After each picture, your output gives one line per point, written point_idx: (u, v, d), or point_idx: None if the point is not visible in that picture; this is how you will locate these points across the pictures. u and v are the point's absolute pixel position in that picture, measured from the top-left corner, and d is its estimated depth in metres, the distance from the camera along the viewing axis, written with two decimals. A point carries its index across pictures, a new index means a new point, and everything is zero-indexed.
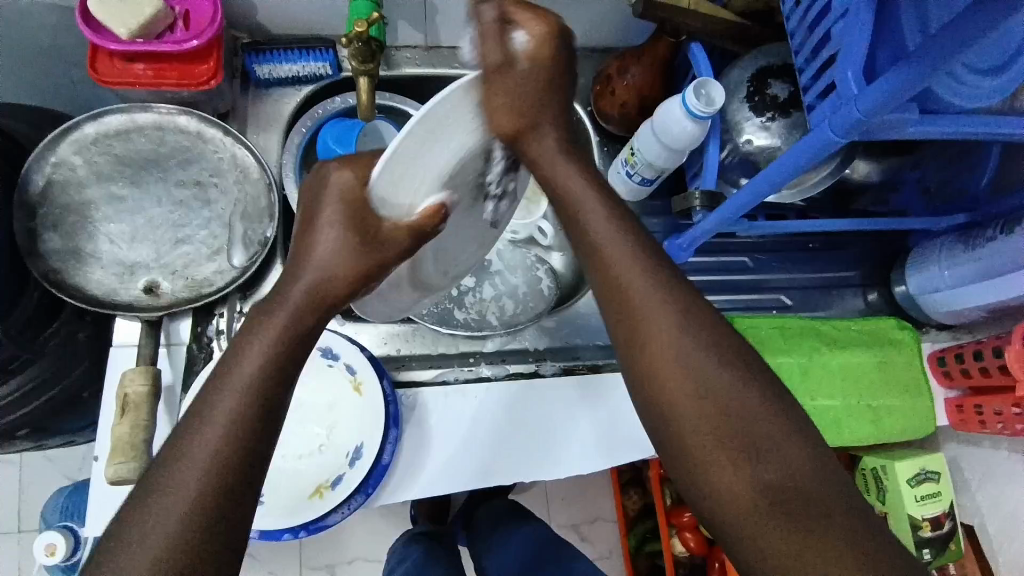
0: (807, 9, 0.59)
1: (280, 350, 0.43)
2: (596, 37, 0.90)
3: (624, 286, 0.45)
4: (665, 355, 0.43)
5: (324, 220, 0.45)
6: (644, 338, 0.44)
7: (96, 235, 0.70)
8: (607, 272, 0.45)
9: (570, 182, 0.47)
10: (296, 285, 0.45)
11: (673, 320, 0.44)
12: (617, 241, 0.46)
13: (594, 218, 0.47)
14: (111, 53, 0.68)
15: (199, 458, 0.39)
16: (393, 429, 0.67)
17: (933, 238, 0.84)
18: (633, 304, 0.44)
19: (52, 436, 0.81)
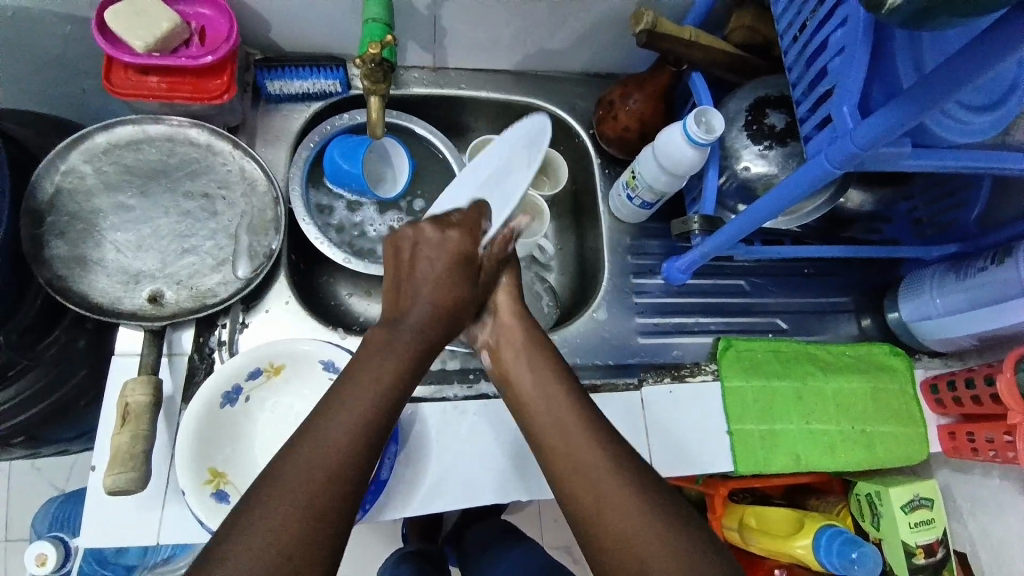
0: (804, 45, 0.62)
1: (396, 374, 0.55)
2: (598, 63, 0.92)
3: (573, 456, 0.53)
4: (607, 485, 0.51)
5: (428, 265, 0.61)
6: (592, 492, 0.51)
7: (103, 243, 0.70)
8: (560, 443, 0.55)
9: (525, 366, 0.61)
10: (412, 325, 0.59)
11: (607, 457, 0.52)
12: (567, 412, 0.57)
13: (550, 392, 0.58)
14: (126, 66, 0.70)
15: (315, 460, 0.48)
16: (391, 444, 0.68)
17: (924, 266, 0.86)
18: (577, 450, 0.53)
19: (45, 445, 0.81)
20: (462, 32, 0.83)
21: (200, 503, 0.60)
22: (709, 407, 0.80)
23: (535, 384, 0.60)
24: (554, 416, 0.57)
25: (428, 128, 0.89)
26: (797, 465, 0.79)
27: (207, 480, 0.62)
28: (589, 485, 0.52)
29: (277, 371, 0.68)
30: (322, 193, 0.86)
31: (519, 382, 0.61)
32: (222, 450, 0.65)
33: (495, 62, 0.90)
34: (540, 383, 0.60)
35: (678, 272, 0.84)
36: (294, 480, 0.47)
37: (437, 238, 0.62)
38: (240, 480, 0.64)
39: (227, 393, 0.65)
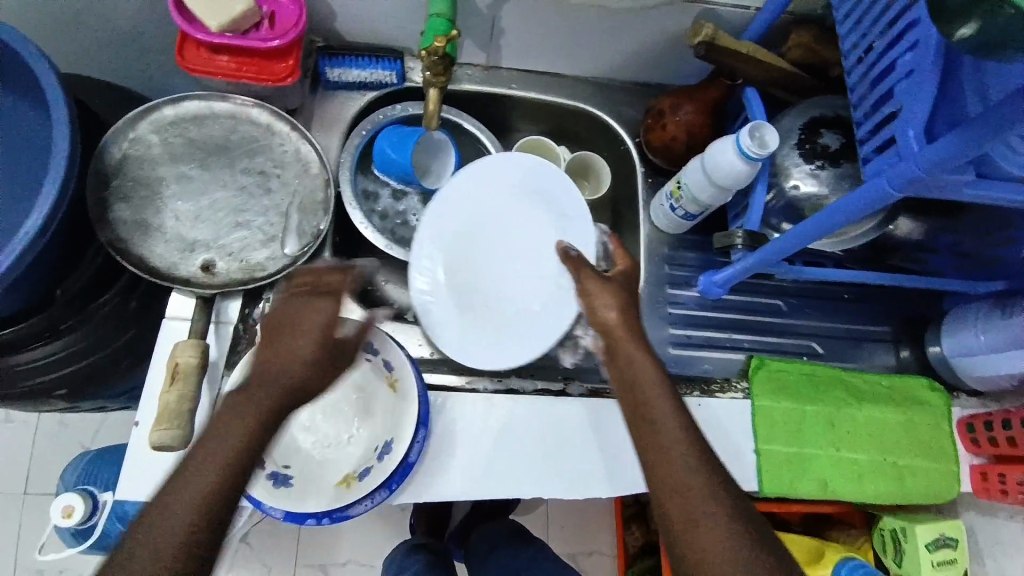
0: (869, 67, 0.61)
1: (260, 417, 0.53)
2: (650, 73, 0.93)
3: (666, 468, 0.53)
4: (702, 511, 0.50)
5: (302, 325, 0.58)
6: (686, 509, 0.51)
7: (163, 210, 0.73)
8: (656, 452, 0.54)
9: (638, 366, 0.58)
10: (274, 372, 0.55)
11: (705, 483, 0.52)
12: (670, 425, 0.55)
13: (660, 400, 0.56)
14: (199, 44, 0.72)
15: (189, 499, 0.49)
16: (421, 429, 0.68)
17: (969, 302, 0.84)
18: (677, 467, 0.52)
19: (85, 400, 0.84)
20: (518, 33, 0.84)
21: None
22: (737, 424, 0.80)
23: (635, 387, 0.57)
24: (653, 424, 0.55)
25: (477, 125, 0.90)
26: (824, 492, 0.78)
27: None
28: (681, 497, 0.51)
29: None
30: (370, 179, 0.88)
31: (629, 382, 0.58)
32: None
33: (547, 65, 0.91)
34: (658, 396, 0.56)
35: (715, 286, 0.84)
36: (179, 504, 0.48)
37: (303, 302, 0.60)
38: (277, 454, 0.65)
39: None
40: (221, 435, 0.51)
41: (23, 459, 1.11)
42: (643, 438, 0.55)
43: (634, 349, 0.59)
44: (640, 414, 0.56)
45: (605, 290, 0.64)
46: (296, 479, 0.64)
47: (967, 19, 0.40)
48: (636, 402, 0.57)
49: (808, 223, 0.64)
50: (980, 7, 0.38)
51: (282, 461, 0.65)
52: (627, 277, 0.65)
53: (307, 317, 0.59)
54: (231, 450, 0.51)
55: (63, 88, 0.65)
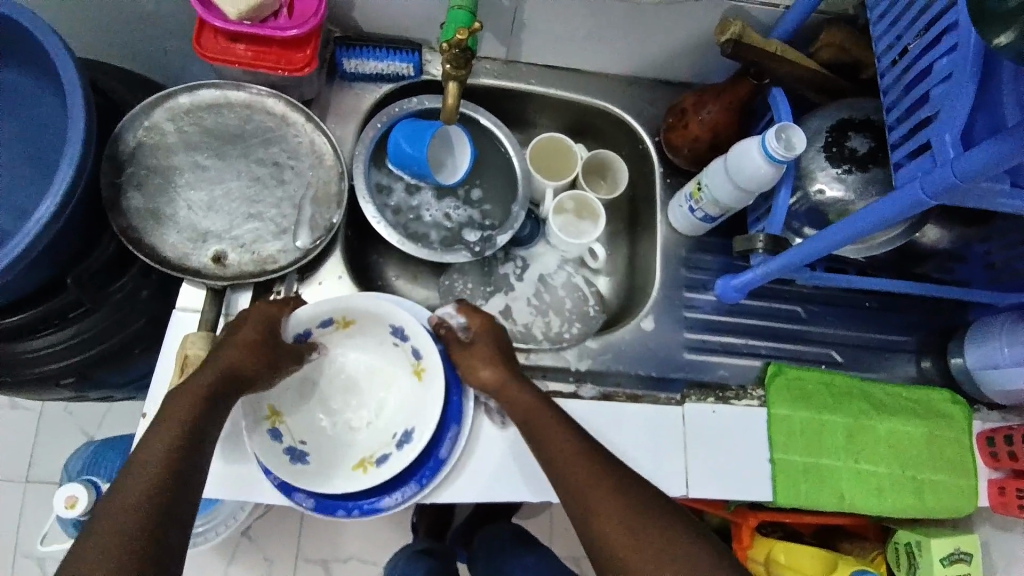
0: (904, 69, 0.58)
1: (194, 405, 0.55)
2: (672, 71, 0.91)
3: (576, 481, 0.57)
4: (619, 523, 0.54)
5: (237, 328, 0.61)
6: (611, 523, 0.54)
7: (176, 199, 0.71)
8: (571, 475, 0.58)
9: (524, 401, 0.64)
10: (203, 367, 0.58)
11: (617, 489, 0.56)
12: (573, 441, 0.60)
13: (552, 430, 0.61)
14: (217, 31, 0.72)
15: (133, 490, 0.49)
16: (452, 425, 0.67)
17: (994, 313, 0.82)
18: (589, 483, 0.57)
19: (94, 389, 0.84)
20: (540, 27, 0.83)
21: (257, 436, 0.62)
22: (752, 431, 0.78)
23: (532, 419, 0.62)
24: (553, 444, 0.60)
25: (494, 121, 0.90)
26: (841, 505, 0.76)
27: (265, 416, 0.63)
28: (597, 496, 0.56)
29: (347, 325, 0.68)
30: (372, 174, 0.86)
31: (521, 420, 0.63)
32: (283, 393, 0.66)
33: (566, 60, 0.89)
34: (552, 425, 0.61)
35: (733, 290, 0.82)
36: (118, 510, 0.48)
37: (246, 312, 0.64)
38: (295, 428, 0.66)
39: (299, 333, 0.66)
40: (159, 429, 0.53)
41: (25, 445, 1.11)
42: (550, 457, 0.60)
43: (522, 387, 0.64)
44: (546, 440, 0.61)
45: (483, 349, 0.67)
46: (313, 455, 0.64)
47: (1010, 24, 0.40)
48: (540, 434, 0.61)
49: (837, 228, 0.62)
50: None
51: (299, 437, 0.65)
52: (484, 332, 0.68)
53: (249, 329, 0.61)
54: (166, 446, 0.52)
55: (79, 72, 0.64)
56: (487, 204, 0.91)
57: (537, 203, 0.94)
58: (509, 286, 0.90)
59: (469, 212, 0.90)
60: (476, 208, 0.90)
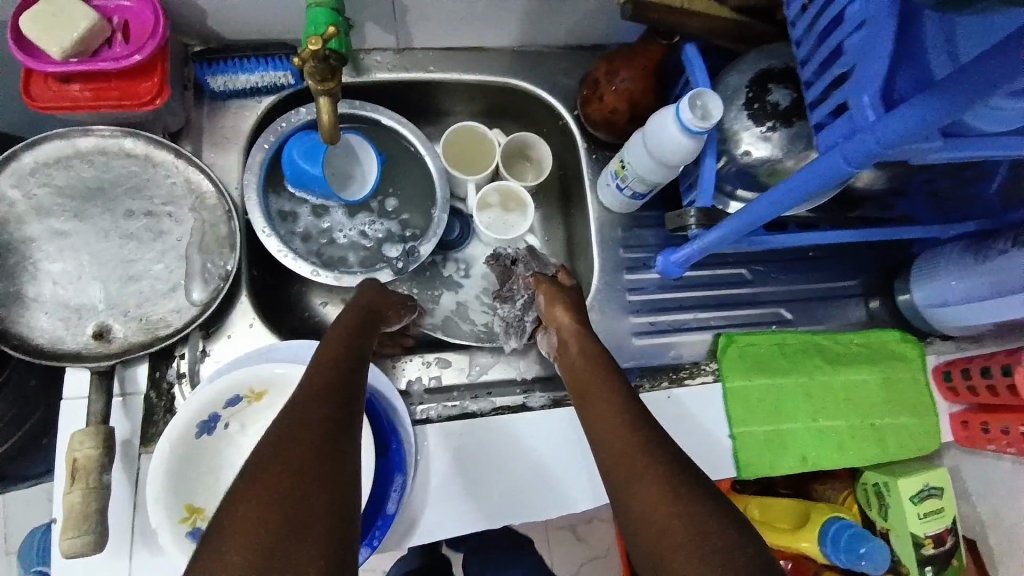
0: (817, 15, 0.51)
1: (343, 367, 0.52)
2: (581, 37, 0.83)
3: (608, 429, 0.54)
4: (648, 488, 0.47)
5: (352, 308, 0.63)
6: (629, 469, 0.49)
7: (38, 276, 0.63)
8: (606, 425, 0.54)
9: (580, 351, 0.64)
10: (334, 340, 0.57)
11: (648, 436, 0.51)
12: (612, 391, 0.57)
13: (601, 385, 0.58)
14: (46, 74, 0.62)
15: (302, 431, 0.43)
16: (398, 475, 0.63)
17: (939, 246, 0.80)
18: (616, 439, 0.52)
19: (12, 485, 0.77)
20: (426, 10, 0.74)
21: (177, 548, 0.54)
22: (710, 409, 0.76)
23: (583, 364, 0.62)
24: (598, 392, 0.58)
25: (396, 118, 0.80)
26: (805, 466, 0.75)
27: (183, 518, 0.55)
28: (625, 459, 0.50)
29: (260, 397, 0.61)
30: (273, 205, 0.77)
31: (573, 378, 0.62)
32: (194, 486, 0.57)
33: (465, 38, 0.80)
34: (604, 377, 0.59)
35: (674, 265, 0.77)
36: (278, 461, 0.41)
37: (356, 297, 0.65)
38: None
39: (204, 421, 0.58)
40: (313, 384, 0.48)
41: None
42: (586, 411, 0.58)
43: (586, 337, 0.65)
44: (587, 395, 0.59)
45: (557, 294, 0.70)
46: None
47: None
48: (588, 382, 0.60)
49: (775, 192, 0.54)
50: None
51: None
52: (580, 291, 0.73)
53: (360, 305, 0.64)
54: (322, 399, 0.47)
55: None
56: (405, 213, 0.83)
57: (460, 199, 0.86)
58: (455, 285, 0.85)
59: (387, 225, 0.83)
60: (394, 220, 0.83)
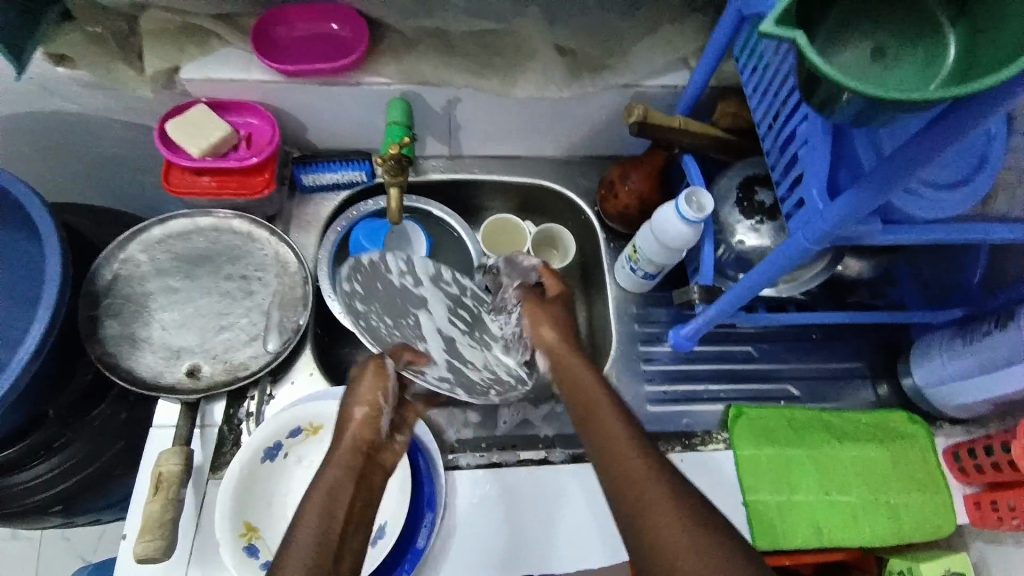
0: (777, 133, 0.66)
1: (331, 496, 0.53)
2: (600, 149, 1.01)
3: (614, 451, 0.54)
4: (665, 514, 0.48)
5: (350, 421, 0.61)
6: (636, 495, 0.50)
7: (150, 322, 0.77)
8: (611, 444, 0.55)
9: (580, 378, 0.64)
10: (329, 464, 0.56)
11: (654, 468, 0.52)
12: (618, 419, 0.57)
13: (607, 412, 0.58)
14: (182, 168, 0.80)
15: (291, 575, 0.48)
16: (427, 512, 0.70)
17: (932, 331, 0.86)
18: (624, 459, 0.53)
19: (82, 514, 0.86)
20: (475, 128, 0.93)
21: (235, 560, 0.61)
22: (722, 475, 0.80)
23: (583, 390, 0.63)
24: (603, 415, 0.58)
25: (445, 210, 0.96)
26: (819, 539, 0.77)
27: (241, 534, 0.63)
28: (637, 481, 0.51)
29: (316, 430, 0.71)
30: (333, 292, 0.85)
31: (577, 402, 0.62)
32: (253, 506, 0.65)
33: (504, 150, 0.99)
34: (609, 400, 0.60)
35: (684, 340, 0.85)
36: None
37: (354, 400, 0.62)
38: (271, 542, 0.65)
39: (269, 448, 0.68)
40: (306, 520, 0.52)
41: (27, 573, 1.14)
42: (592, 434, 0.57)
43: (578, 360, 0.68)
44: (591, 419, 0.59)
45: (541, 313, 0.75)
46: None
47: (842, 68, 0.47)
48: (590, 404, 0.60)
49: (760, 270, 0.65)
50: (821, 99, 0.44)
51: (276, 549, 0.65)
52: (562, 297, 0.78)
53: (361, 418, 0.61)
54: (314, 532, 0.50)
55: (55, 222, 0.71)
56: None
57: None
58: None
59: None
60: None
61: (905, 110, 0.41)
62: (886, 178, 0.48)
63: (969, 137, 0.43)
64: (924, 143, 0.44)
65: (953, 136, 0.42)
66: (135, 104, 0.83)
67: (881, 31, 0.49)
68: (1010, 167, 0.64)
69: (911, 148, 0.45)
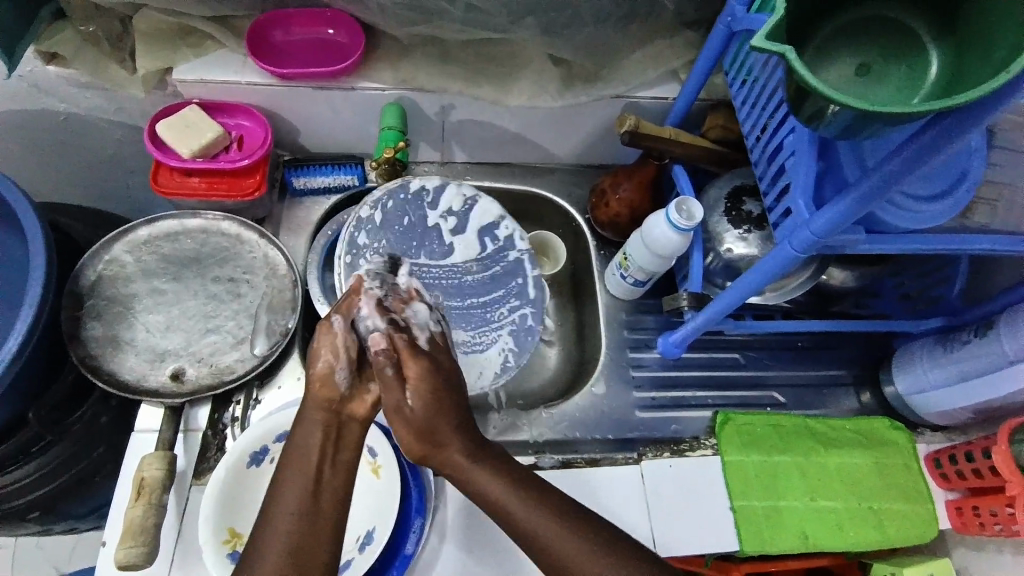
0: (765, 145, 0.68)
1: (304, 466, 0.55)
2: (591, 158, 1.02)
3: (495, 495, 0.57)
4: (560, 550, 0.55)
5: (314, 378, 0.58)
6: (532, 539, 0.56)
7: (135, 324, 0.76)
8: (492, 493, 0.57)
9: (430, 439, 0.59)
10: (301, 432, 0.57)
11: (541, 509, 0.57)
12: (488, 476, 0.58)
13: (474, 464, 0.58)
14: (172, 169, 0.80)
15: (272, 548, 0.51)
16: (416, 518, 0.69)
17: (914, 340, 0.88)
18: (509, 510, 0.57)
19: (58, 521, 0.84)
20: (468, 134, 0.93)
21: (218, 568, 0.60)
22: (710, 481, 0.81)
23: (440, 444, 0.59)
24: (475, 465, 0.58)
25: None
26: (805, 545, 0.78)
27: (225, 540, 0.62)
28: (530, 521, 0.56)
29: None
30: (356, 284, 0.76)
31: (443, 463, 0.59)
32: (237, 512, 0.64)
33: (496, 157, 1.00)
34: (472, 453, 0.59)
35: (673, 346, 0.86)
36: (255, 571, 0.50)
37: (317, 353, 0.59)
38: None
39: (255, 453, 0.66)
40: (281, 492, 0.54)
41: None
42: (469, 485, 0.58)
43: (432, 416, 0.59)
44: (462, 475, 0.58)
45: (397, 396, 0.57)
46: None
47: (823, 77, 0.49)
48: (451, 459, 0.59)
49: (746, 278, 0.66)
50: (809, 111, 0.45)
51: None
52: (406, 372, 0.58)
53: (322, 370, 0.58)
54: (293, 500, 0.53)
55: (41, 221, 0.69)
56: None
57: None
58: None
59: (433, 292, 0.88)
60: None
61: (890, 124, 0.43)
62: (872, 188, 0.49)
63: (950, 149, 0.44)
64: (909, 155, 0.46)
65: (936, 147, 0.44)
66: (126, 103, 0.82)
67: (867, 47, 0.51)
68: (989, 180, 0.66)
69: (896, 159, 0.46)
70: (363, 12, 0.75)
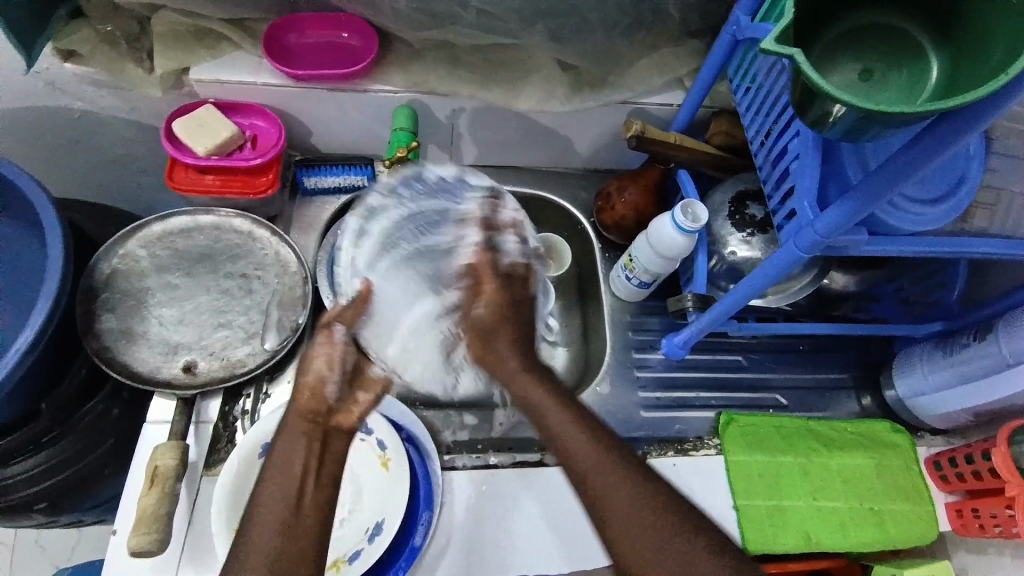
0: (769, 149, 0.69)
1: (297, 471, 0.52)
2: (597, 162, 1.03)
3: (571, 444, 0.54)
4: (630, 513, 0.51)
5: (304, 384, 0.54)
6: (603, 497, 0.53)
7: (148, 317, 0.77)
8: (565, 443, 0.55)
9: (511, 375, 0.58)
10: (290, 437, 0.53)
11: (617, 468, 0.53)
12: (563, 420, 0.55)
13: (549, 408, 0.56)
14: (187, 166, 0.81)
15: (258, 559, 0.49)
16: (422, 511, 0.70)
17: (914, 344, 0.90)
18: (582, 462, 0.54)
19: (65, 514, 0.84)
20: (476, 137, 0.95)
21: None
22: (712, 480, 0.82)
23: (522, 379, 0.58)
24: (550, 409, 0.56)
25: None
26: (808, 545, 0.78)
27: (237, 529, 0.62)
28: (602, 479, 0.53)
29: None
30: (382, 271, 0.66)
31: (524, 400, 0.57)
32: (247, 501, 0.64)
33: (503, 160, 1.01)
34: (548, 396, 0.56)
35: (677, 347, 0.87)
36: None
37: (310, 359, 0.55)
38: None
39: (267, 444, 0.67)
40: (269, 501, 0.51)
41: None
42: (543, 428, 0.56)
43: (506, 348, 0.58)
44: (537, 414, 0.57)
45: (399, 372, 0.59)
46: None
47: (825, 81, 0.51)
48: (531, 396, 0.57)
49: (762, 272, 0.65)
50: (813, 114, 0.47)
51: None
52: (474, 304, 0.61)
53: (311, 379, 0.54)
54: (278, 511, 0.50)
55: (59, 215, 0.71)
56: None
57: None
58: None
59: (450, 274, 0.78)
60: None
61: (892, 126, 0.44)
62: (875, 188, 0.50)
63: (952, 151, 0.46)
64: (912, 156, 0.47)
65: (938, 148, 0.45)
66: (142, 102, 0.84)
67: (869, 53, 0.53)
68: (987, 186, 0.68)
69: (898, 160, 0.48)
70: (377, 15, 0.77)
